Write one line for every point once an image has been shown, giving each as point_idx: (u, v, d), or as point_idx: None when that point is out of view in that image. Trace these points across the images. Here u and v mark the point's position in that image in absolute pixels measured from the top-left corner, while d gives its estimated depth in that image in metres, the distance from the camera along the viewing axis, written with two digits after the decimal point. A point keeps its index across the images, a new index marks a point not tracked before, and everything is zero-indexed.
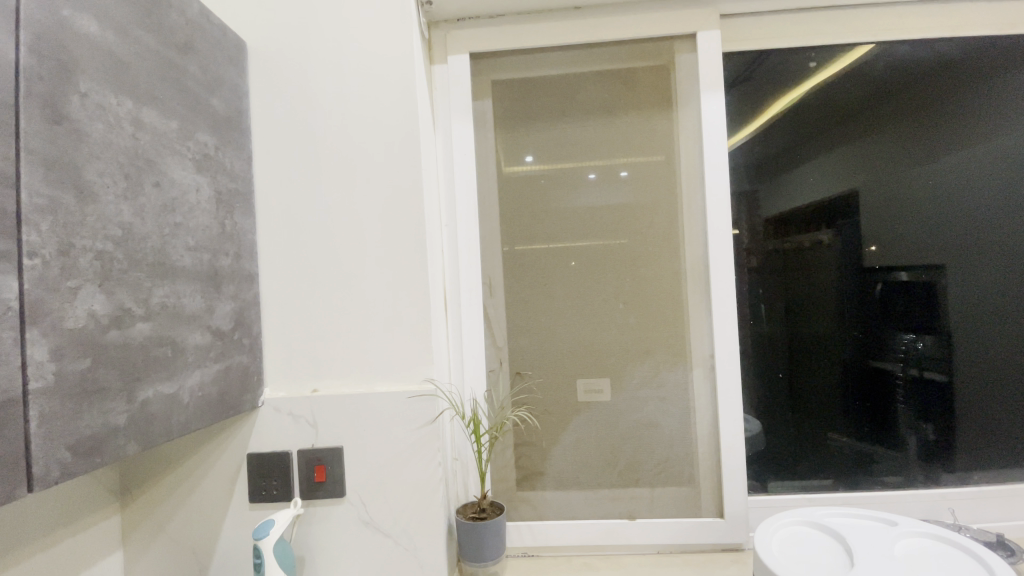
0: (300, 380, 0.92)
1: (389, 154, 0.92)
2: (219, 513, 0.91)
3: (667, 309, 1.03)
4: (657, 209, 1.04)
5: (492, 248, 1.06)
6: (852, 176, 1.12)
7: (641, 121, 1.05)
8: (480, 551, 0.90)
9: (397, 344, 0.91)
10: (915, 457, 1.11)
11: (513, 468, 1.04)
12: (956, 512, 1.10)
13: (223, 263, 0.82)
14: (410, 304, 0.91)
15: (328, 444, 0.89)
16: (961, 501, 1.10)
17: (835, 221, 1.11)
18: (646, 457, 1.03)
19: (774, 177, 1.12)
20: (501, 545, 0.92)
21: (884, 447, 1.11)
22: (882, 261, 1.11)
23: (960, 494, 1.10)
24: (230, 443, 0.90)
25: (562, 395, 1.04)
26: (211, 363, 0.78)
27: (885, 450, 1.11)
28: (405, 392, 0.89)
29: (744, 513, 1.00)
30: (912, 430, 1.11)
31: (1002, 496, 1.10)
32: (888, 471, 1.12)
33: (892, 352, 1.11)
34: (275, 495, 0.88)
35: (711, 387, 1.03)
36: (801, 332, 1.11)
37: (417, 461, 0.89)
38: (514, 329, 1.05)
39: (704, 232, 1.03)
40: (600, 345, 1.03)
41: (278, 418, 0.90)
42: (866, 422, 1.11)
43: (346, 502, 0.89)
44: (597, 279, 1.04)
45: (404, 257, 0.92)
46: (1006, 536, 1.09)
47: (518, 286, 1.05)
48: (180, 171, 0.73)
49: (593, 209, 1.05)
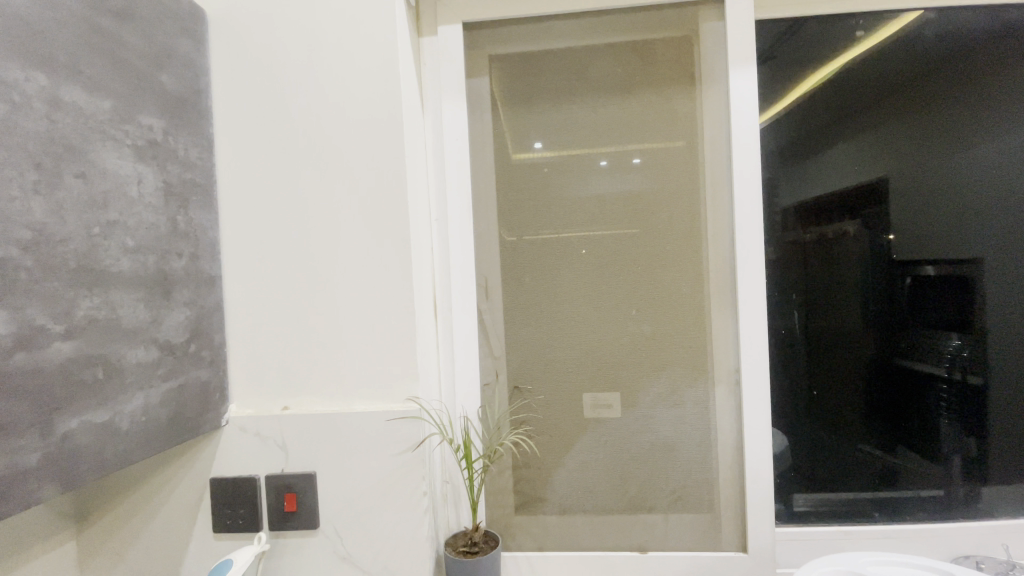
0: (269, 397, 0.81)
1: (369, 138, 0.80)
2: (180, 544, 0.81)
3: (686, 316, 0.91)
4: (676, 202, 0.91)
5: (488, 245, 0.94)
6: (897, 160, 0.97)
7: (659, 101, 0.91)
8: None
9: (380, 356, 0.80)
10: (961, 478, 0.97)
11: (510, 493, 0.93)
12: (1010, 548, 0.96)
13: (174, 265, 0.72)
14: (393, 312, 0.80)
15: (300, 469, 0.79)
16: (1017, 536, 0.96)
17: (874, 210, 0.97)
18: (660, 482, 0.92)
19: (807, 160, 0.98)
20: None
21: (927, 466, 0.97)
22: (927, 256, 0.97)
23: (1016, 528, 0.95)
24: (192, 465, 0.80)
25: (566, 412, 0.92)
26: (159, 382, 0.68)
27: (928, 469, 0.97)
28: (386, 412, 0.78)
29: (772, 549, 0.89)
30: (957, 447, 0.97)
31: None
32: (932, 494, 0.97)
33: (936, 358, 0.97)
34: (240, 526, 0.79)
35: (735, 405, 0.91)
36: (834, 337, 0.97)
37: (400, 489, 0.78)
38: (513, 336, 0.94)
39: (732, 229, 0.90)
40: (610, 356, 0.92)
41: (245, 440, 0.80)
42: (905, 437, 0.97)
43: (320, 535, 0.79)
44: (605, 280, 0.92)
45: (386, 258, 0.80)
46: None
47: (516, 287, 0.94)
48: (115, 160, 0.62)
49: (603, 200, 0.92)
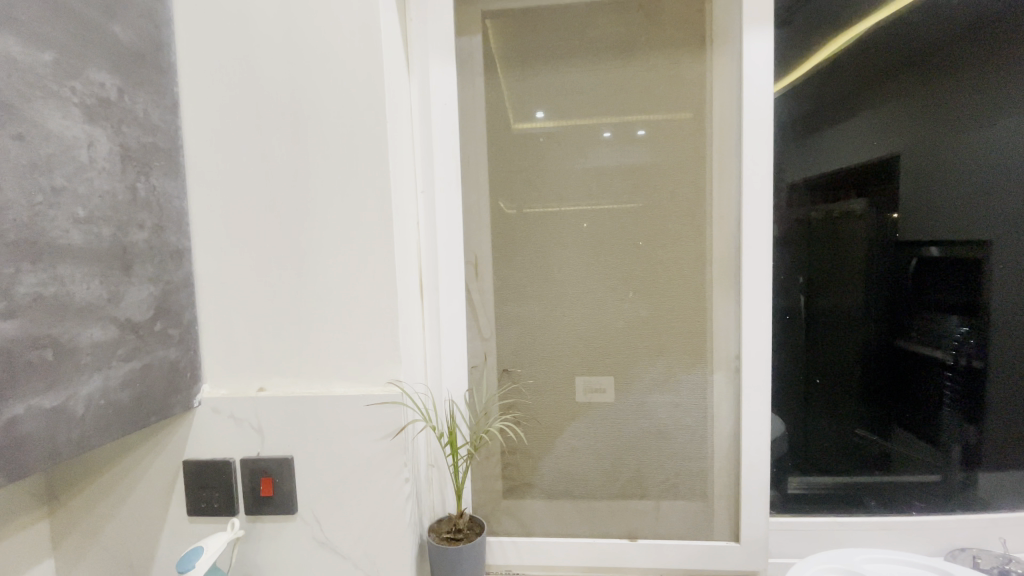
0: (245, 377, 0.77)
1: (349, 100, 0.73)
2: (155, 526, 0.78)
3: (686, 299, 0.86)
4: (679, 176, 0.85)
5: (478, 220, 0.89)
6: (918, 134, 0.90)
7: (664, 66, 0.84)
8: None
9: (360, 337, 0.76)
10: (959, 466, 0.94)
11: (498, 478, 0.90)
12: (1008, 541, 0.93)
13: (134, 237, 0.66)
14: (373, 291, 0.75)
15: (276, 453, 0.75)
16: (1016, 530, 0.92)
17: (888, 187, 0.91)
18: (652, 470, 0.89)
19: (822, 133, 0.91)
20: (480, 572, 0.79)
21: (924, 454, 0.94)
22: (941, 238, 0.91)
23: (1013, 520, 0.92)
24: (164, 446, 0.77)
25: (557, 397, 0.89)
26: (120, 363, 0.63)
27: (925, 457, 0.94)
28: (366, 396, 0.75)
29: (765, 540, 0.87)
30: (956, 435, 0.93)
31: None
32: (927, 482, 0.94)
33: (942, 343, 0.92)
34: (215, 510, 0.76)
35: (733, 393, 0.87)
36: (838, 320, 0.92)
37: (380, 476, 0.75)
38: (503, 317, 0.89)
39: (739, 207, 0.84)
40: (604, 339, 0.87)
41: (218, 422, 0.76)
42: (903, 425, 0.93)
43: (298, 521, 0.76)
44: (601, 258, 0.87)
45: (366, 233, 0.75)
46: None
47: (508, 265, 0.89)
48: (60, 120, 0.56)
49: (600, 173, 0.86)
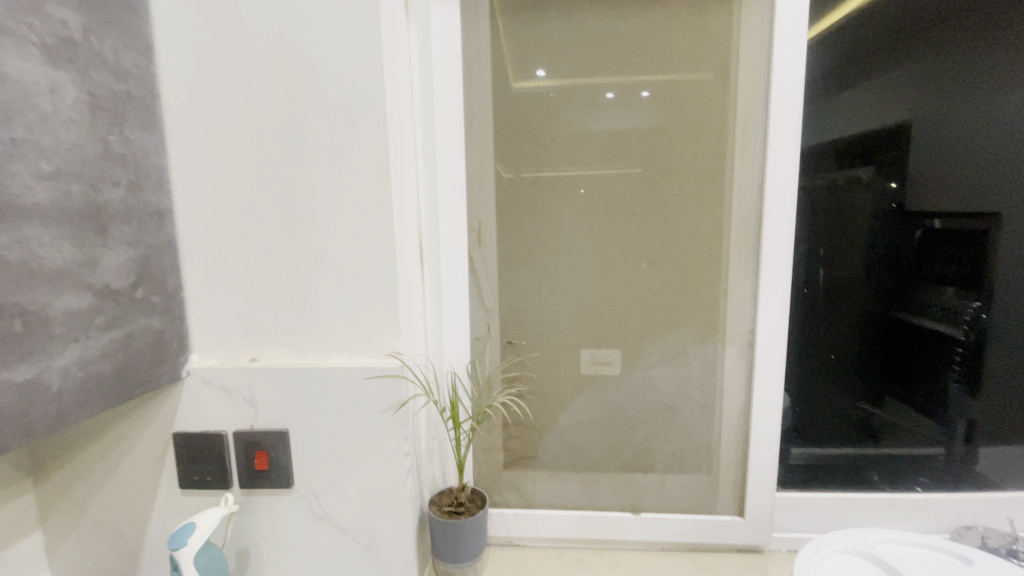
0: (236, 347, 0.73)
1: (342, 46, 0.66)
2: (146, 498, 0.76)
3: (701, 270, 0.81)
4: (699, 138, 0.79)
5: (480, 183, 0.83)
6: (948, 98, 0.84)
7: (688, 15, 0.77)
8: (457, 554, 0.76)
9: (355, 307, 0.72)
10: (960, 442, 0.90)
11: (499, 451, 0.88)
12: (1015, 521, 0.89)
13: (109, 196, 0.61)
14: (369, 258, 0.70)
15: (269, 426, 0.72)
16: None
17: (913, 151, 0.85)
18: (658, 445, 0.87)
19: (844, 95, 0.85)
20: (482, 545, 0.78)
21: (926, 430, 0.90)
22: (965, 206, 0.85)
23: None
24: (152, 417, 0.74)
25: (562, 371, 0.85)
26: (99, 333, 0.59)
27: (927, 433, 0.90)
28: (364, 369, 0.71)
29: (770, 514, 0.86)
30: (962, 412, 0.89)
31: None
32: (928, 458, 0.91)
33: (955, 317, 0.87)
34: (208, 483, 0.73)
35: (745, 368, 0.83)
36: (850, 290, 0.88)
37: (379, 450, 0.72)
38: (504, 287, 0.85)
39: (762, 173, 0.79)
40: (607, 312, 0.84)
41: (207, 393, 0.73)
42: (907, 400, 0.90)
43: (294, 494, 0.73)
44: (605, 223, 0.82)
45: (361, 196, 0.69)
46: None
47: (511, 233, 0.84)
48: (16, 62, 0.50)
49: (609, 132, 0.80)
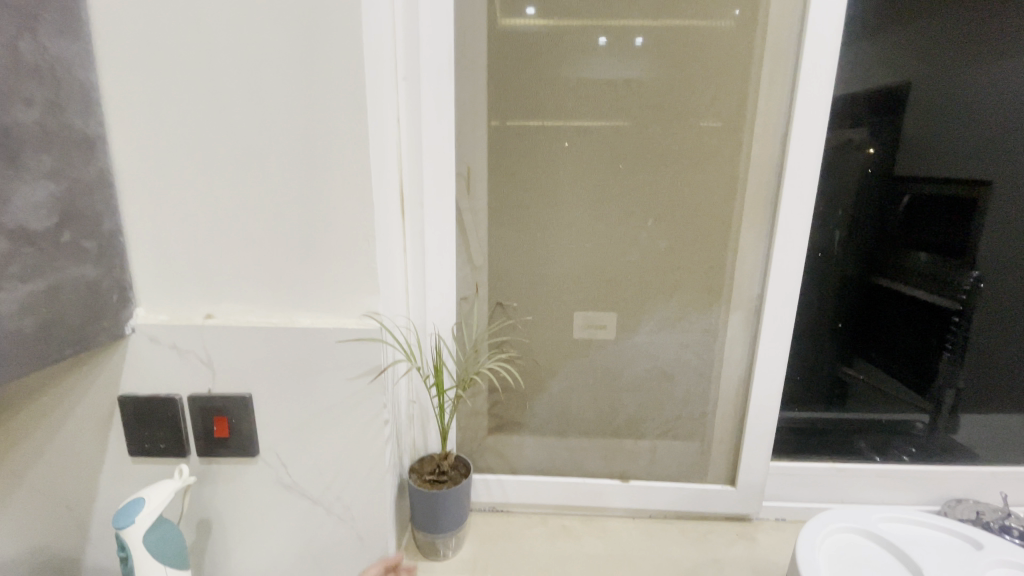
0: (189, 301, 0.65)
1: None
2: (92, 465, 0.68)
3: (712, 231, 0.74)
4: (721, 81, 0.70)
5: (472, 123, 0.73)
6: (977, 55, 0.76)
7: None
8: (437, 525, 0.71)
9: (325, 261, 0.63)
10: (943, 417, 0.89)
11: (484, 417, 0.83)
12: (1008, 495, 0.89)
13: (21, 116, 0.49)
14: (341, 206, 0.61)
15: (230, 391, 0.65)
16: (1017, 484, 0.89)
17: (936, 110, 0.78)
18: (652, 413, 0.82)
19: (871, 41, 0.76)
20: (465, 514, 0.74)
21: (910, 403, 0.89)
22: (982, 173, 0.80)
23: (1015, 475, 0.88)
24: (94, 378, 0.65)
25: (555, 336, 0.79)
26: (15, 284, 0.49)
27: (911, 406, 0.89)
28: (337, 332, 0.63)
29: (763, 484, 0.84)
30: (949, 387, 0.87)
31: None
32: (910, 430, 0.90)
33: (953, 291, 0.83)
34: (161, 450, 0.66)
35: (749, 336, 0.78)
36: (854, 259, 0.82)
37: (356, 419, 0.66)
38: (495, 245, 0.76)
39: (788, 123, 0.70)
40: (599, 279, 0.77)
41: (157, 352, 0.64)
42: (895, 373, 0.87)
43: (260, 464, 0.67)
44: (599, 178, 0.74)
45: (329, 131, 0.59)
46: None
47: (500, 182, 0.74)
48: None
49: (610, 73, 0.71)
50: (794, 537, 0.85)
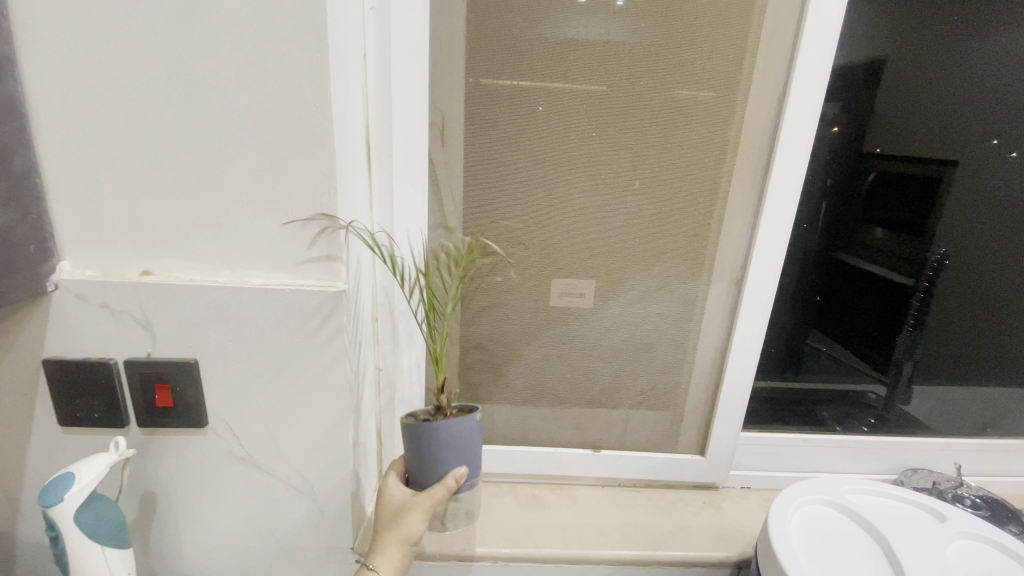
0: (123, 257, 0.57)
1: None
2: (17, 437, 0.61)
3: (697, 198, 0.71)
4: (720, 38, 0.65)
5: (448, 68, 0.66)
6: (960, 32, 0.74)
7: None
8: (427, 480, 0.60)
9: (280, 215, 0.56)
10: (903, 390, 0.91)
11: (454, 387, 0.79)
12: (958, 464, 0.93)
13: None
14: (299, 153, 0.54)
15: (173, 356, 0.59)
16: (966, 454, 0.93)
17: (923, 86, 0.76)
18: (628, 384, 0.80)
19: (869, 9, 0.72)
20: (465, 468, 0.60)
21: (874, 378, 0.90)
22: (962, 150, 0.79)
23: (969, 446, 0.92)
24: (13, 341, 0.58)
25: (532, 303, 0.75)
26: None
27: (874, 380, 0.91)
28: (294, 295, 0.57)
29: (731, 452, 0.85)
30: (911, 363, 0.89)
31: (1017, 454, 0.93)
32: (869, 401, 0.92)
33: (921, 268, 0.83)
34: (96, 421, 0.60)
35: (729, 308, 0.77)
36: (835, 237, 0.81)
37: (317, 388, 0.61)
38: (473, 205, 0.71)
39: (786, 85, 0.67)
40: (580, 247, 0.73)
41: (86, 312, 0.57)
42: (863, 348, 0.88)
43: (210, 435, 0.62)
44: (579, 141, 0.69)
45: (284, 66, 0.52)
46: (999, 493, 0.95)
47: (475, 142, 0.68)
48: None
49: (597, 26, 0.65)
50: (758, 504, 0.87)
